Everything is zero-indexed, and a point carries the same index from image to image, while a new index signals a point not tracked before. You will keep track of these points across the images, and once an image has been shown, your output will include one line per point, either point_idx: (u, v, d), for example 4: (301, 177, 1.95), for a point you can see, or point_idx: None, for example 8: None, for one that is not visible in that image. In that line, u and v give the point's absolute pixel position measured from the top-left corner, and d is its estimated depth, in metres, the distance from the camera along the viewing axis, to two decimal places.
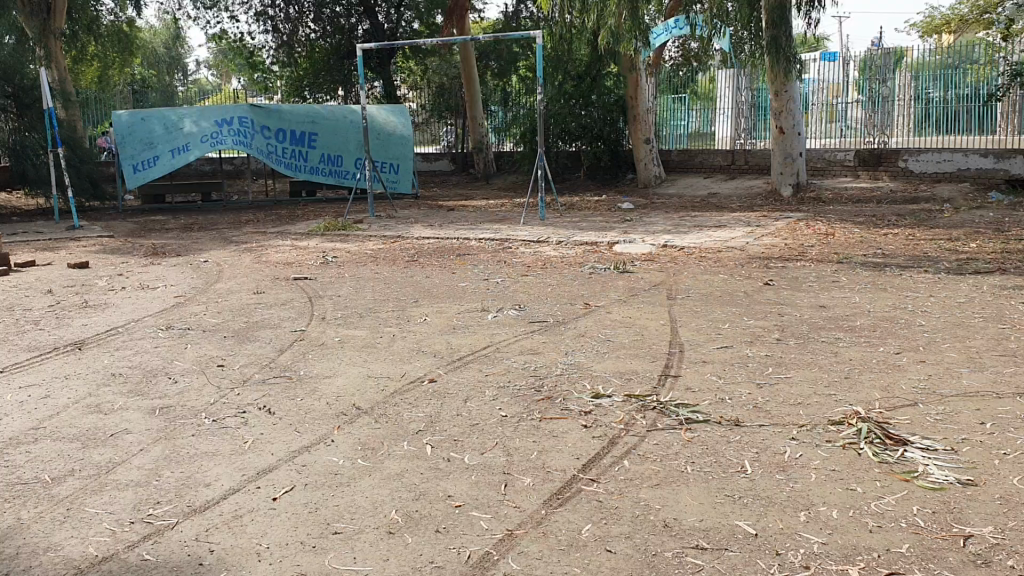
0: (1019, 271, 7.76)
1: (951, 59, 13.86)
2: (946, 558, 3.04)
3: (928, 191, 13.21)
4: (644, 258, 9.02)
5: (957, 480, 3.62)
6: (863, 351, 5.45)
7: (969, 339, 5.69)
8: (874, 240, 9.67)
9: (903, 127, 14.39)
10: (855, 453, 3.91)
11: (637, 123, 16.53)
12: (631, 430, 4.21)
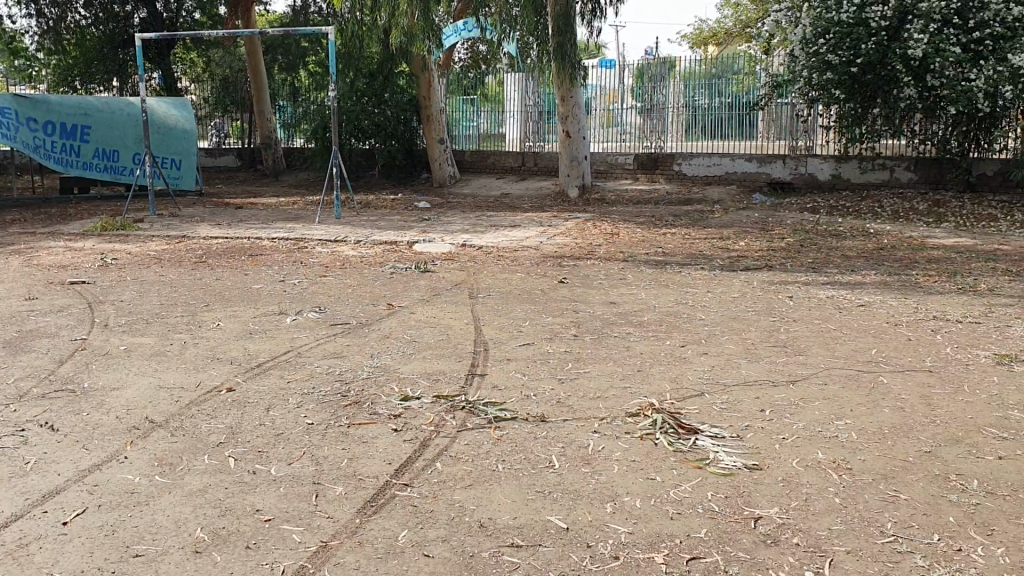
0: (785, 268, 8.41)
1: (717, 69, 14.72)
2: (740, 540, 3.24)
3: (701, 193, 14.08)
4: (442, 257, 9.07)
5: (744, 465, 3.88)
6: (652, 345, 5.73)
7: (744, 331, 6.11)
8: (656, 239, 10.19)
9: (676, 133, 15.12)
10: (652, 443, 4.10)
11: (430, 123, 16.67)
12: (441, 431, 4.22)
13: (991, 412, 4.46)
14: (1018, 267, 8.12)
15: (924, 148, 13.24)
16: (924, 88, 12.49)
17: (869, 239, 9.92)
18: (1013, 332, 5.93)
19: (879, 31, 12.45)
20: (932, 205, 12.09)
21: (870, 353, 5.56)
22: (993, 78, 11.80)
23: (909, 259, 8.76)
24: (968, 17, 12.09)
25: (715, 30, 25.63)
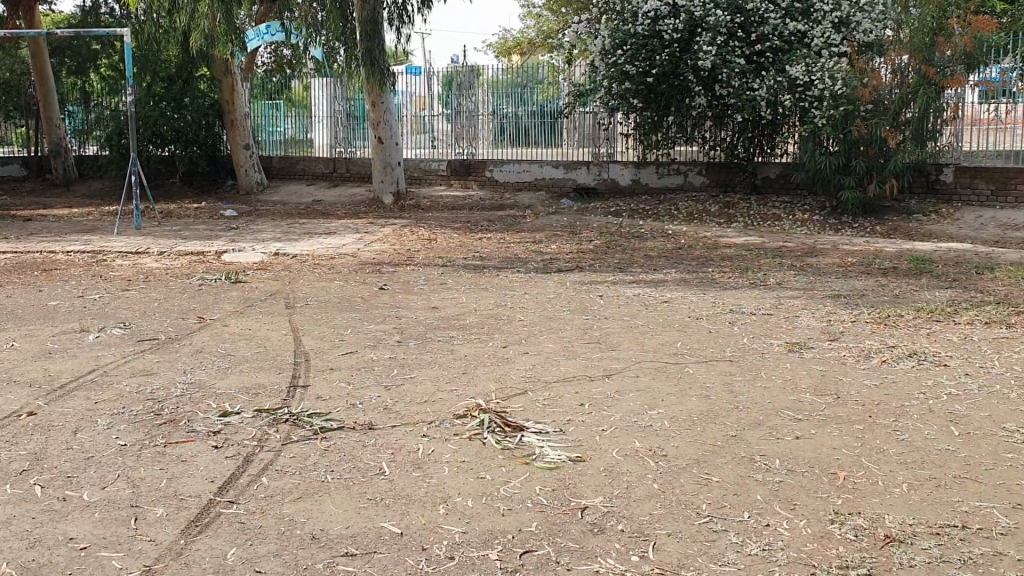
0: (595, 269, 8.74)
1: (521, 78, 15.08)
2: (569, 530, 3.36)
3: (512, 199, 14.37)
4: (256, 267, 8.83)
5: (568, 458, 4.01)
6: (474, 348, 5.82)
7: (561, 330, 6.30)
8: (472, 243, 10.33)
9: (485, 139, 15.46)
10: (480, 443, 4.17)
11: (235, 128, 16.15)
12: (265, 445, 4.12)
13: (787, 397, 4.80)
14: (802, 263, 8.77)
15: (714, 153, 13.85)
16: (714, 97, 13.18)
17: (670, 240, 10.45)
18: (802, 322, 6.41)
19: (672, 43, 12.93)
20: (723, 206, 12.88)
21: (678, 346, 5.85)
22: (774, 88, 12.52)
23: (706, 258, 9.27)
24: (750, 31, 12.73)
25: (519, 40, 26.19)
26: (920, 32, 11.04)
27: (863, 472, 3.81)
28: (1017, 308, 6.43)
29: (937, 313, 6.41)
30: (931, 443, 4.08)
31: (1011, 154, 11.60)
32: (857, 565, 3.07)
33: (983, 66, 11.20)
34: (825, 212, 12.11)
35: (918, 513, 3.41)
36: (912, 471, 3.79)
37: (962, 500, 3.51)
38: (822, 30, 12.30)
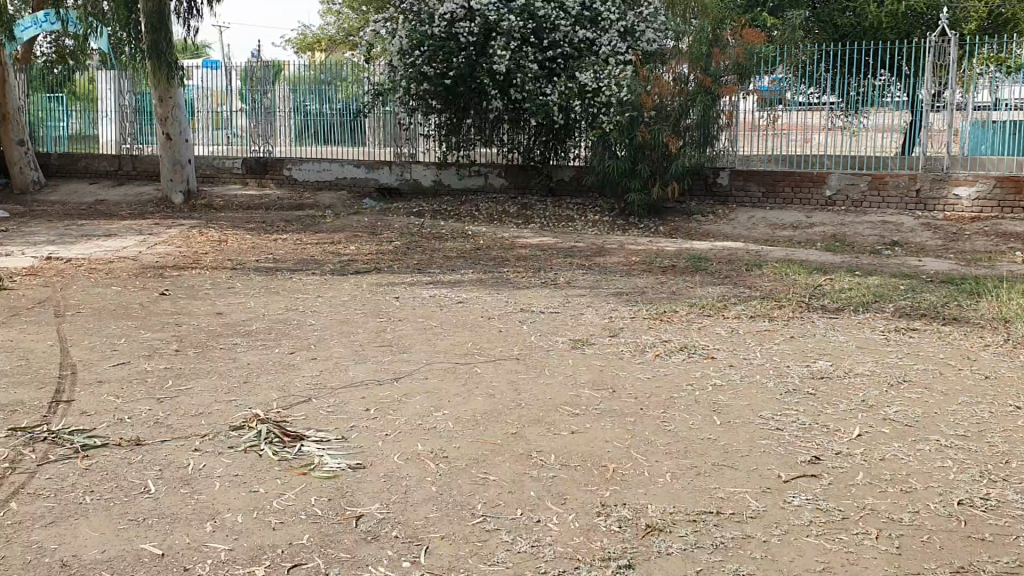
0: (391, 270, 8.70)
1: (323, 76, 14.79)
2: (341, 540, 3.31)
3: (311, 199, 14.08)
4: (25, 272, 8.21)
5: (347, 466, 3.95)
6: (258, 355, 5.64)
7: (352, 334, 6.22)
8: (266, 245, 10.04)
9: (286, 137, 15.15)
10: (257, 455, 4.04)
11: (7, 122, 14.96)
12: (18, 467, 3.82)
13: (567, 392, 4.95)
14: (590, 262, 9.09)
15: (512, 156, 14.03)
16: (508, 101, 13.33)
17: (467, 241, 10.55)
18: (586, 319, 6.63)
19: (468, 47, 13.02)
20: (520, 207, 13.16)
21: (466, 346, 5.92)
22: (566, 94, 12.80)
23: (502, 258, 9.43)
24: (543, 37, 12.94)
25: (320, 37, 25.70)
26: (697, 41, 11.74)
27: (631, 464, 3.97)
28: (780, 302, 6.91)
29: (709, 308, 6.79)
30: (694, 433, 4.31)
31: (783, 160, 12.40)
32: (620, 556, 3.18)
33: (755, 74, 12.08)
34: (615, 213, 12.61)
35: (679, 501, 3.59)
36: (676, 461, 3.99)
37: (719, 486, 3.72)
38: (609, 39, 12.76)
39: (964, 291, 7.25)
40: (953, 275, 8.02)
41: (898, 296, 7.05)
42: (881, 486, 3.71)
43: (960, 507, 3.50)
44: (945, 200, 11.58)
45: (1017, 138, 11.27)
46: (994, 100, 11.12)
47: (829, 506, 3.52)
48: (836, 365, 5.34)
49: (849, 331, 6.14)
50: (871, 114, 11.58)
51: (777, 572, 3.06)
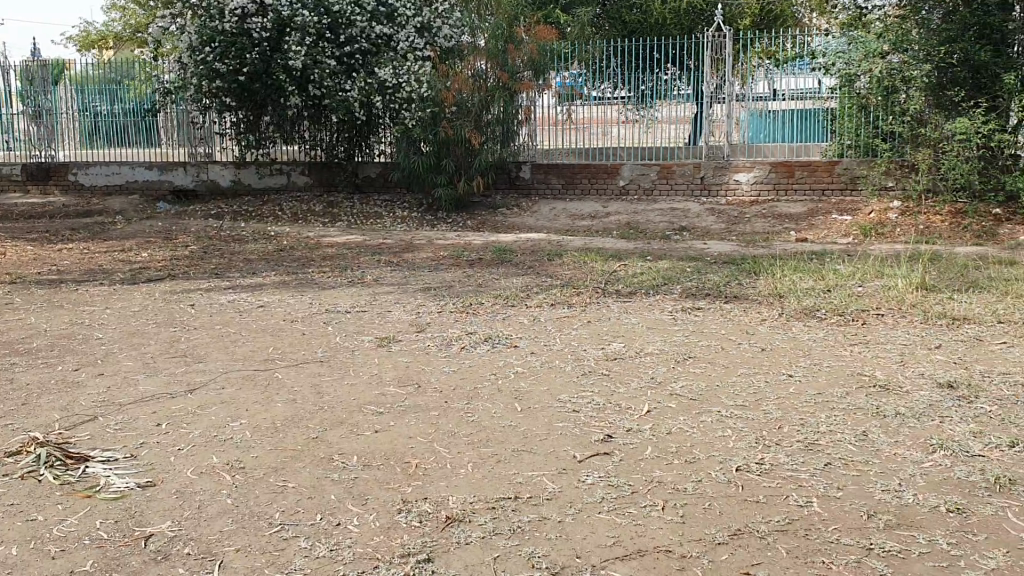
0: (188, 276, 8.35)
1: (111, 74, 14.01)
2: (128, 563, 3.16)
3: (100, 204, 13.31)
4: None
5: (136, 485, 3.77)
6: (38, 374, 5.28)
7: (143, 345, 5.94)
8: (49, 256, 9.41)
9: (72, 140, 14.27)
10: (34, 481, 3.79)
11: None
12: None
13: (371, 391, 4.92)
14: (397, 259, 9.07)
15: (315, 153, 13.70)
16: (307, 98, 13.03)
17: (270, 242, 10.28)
18: (391, 316, 6.61)
19: (262, 42, 12.63)
20: (325, 206, 12.96)
21: (267, 351, 5.77)
22: (365, 90, 12.69)
23: (306, 258, 9.26)
24: (339, 32, 12.73)
25: (103, 34, 24.32)
26: (492, 37, 11.95)
27: (433, 457, 4.00)
28: (578, 289, 7.15)
29: (512, 298, 6.93)
30: (495, 421, 4.39)
31: (580, 153, 12.79)
32: (418, 551, 3.20)
33: (552, 70, 12.45)
34: (422, 209, 12.64)
35: (479, 490, 3.65)
36: (476, 451, 4.05)
37: (518, 472, 3.81)
38: (405, 35, 12.79)
39: (744, 270, 7.74)
40: (735, 256, 8.56)
41: (686, 277, 7.45)
42: (669, 458, 3.91)
43: (736, 473, 3.74)
44: (726, 185, 12.29)
45: (789, 125, 12.07)
46: (772, 91, 11.83)
47: (620, 482, 3.68)
48: (629, 347, 5.58)
49: (642, 313, 6.43)
50: (662, 107, 12.15)
51: (570, 551, 3.17)
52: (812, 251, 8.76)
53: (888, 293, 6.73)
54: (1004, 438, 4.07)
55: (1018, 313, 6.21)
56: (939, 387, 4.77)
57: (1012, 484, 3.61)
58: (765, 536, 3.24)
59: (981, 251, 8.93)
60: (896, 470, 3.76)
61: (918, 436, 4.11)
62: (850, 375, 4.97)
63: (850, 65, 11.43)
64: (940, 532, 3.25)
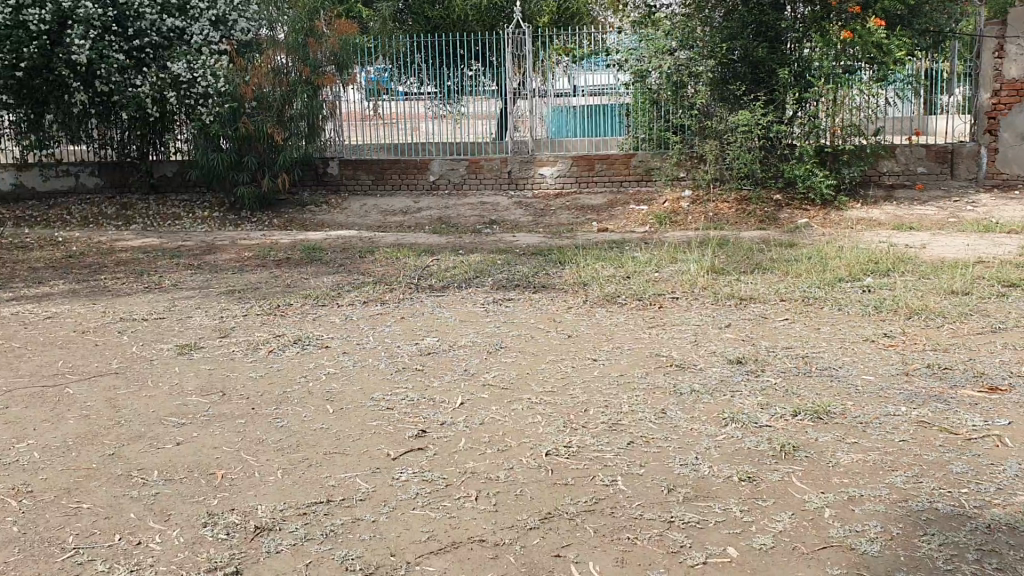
0: None
1: None
2: None
3: None
4: None
5: None
6: None
7: None
8: None
9: None
10: None
11: None
12: None
13: (172, 402, 4.70)
14: (198, 261, 8.71)
15: (104, 153, 13.02)
16: (94, 94, 12.02)
17: (58, 248, 9.63)
18: (194, 322, 6.35)
19: (40, 36, 11.22)
20: (119, 208, 12.30)
21: (55, 365, 5.41)
22: (157, 85, 11.82)
23: (99, 264, 8.74)
24: (126, 25, 11.67)
25: None
26: (293, 30, 11.80)
27: (240, 467, 3.87)
28: (390, 286, 7.11)
29: (321, 298, 6.81)
30: (306, 424, 4.31)
31: (388, 147, 12.79)
32: (226, 564, 3.09)
33: (357, 64, 12.35)
34: (224, 209, 12.25)
35: (290, 497, 3.56)
36: (285, 457, 3.95)
37: (330, 474, 3.75)
38: (200, 28, 11.91)
39: (551, 260, 7.95)
40: (542, 247, 8.77)
41: (495, 270, 7.56)
42: (481, 449, 3.96)
43: (547, 458, 3.84)
44: (532, 178, 12.62)
45: (589, 120, 12.44)
46: (572, 87, 12.20)
47: (433, 476, 3.69)
48: (442, 341, 5.61)
49: (453, 307, 6.48)
50: (469, 103, 12.30)
51: (384, 550, 3.15)
52: (612, 240, 9.11)
53: (682, 277, 7.10)
54: (787, 408, 4.39)
55: (796, 291, 6.71)
56: (729, 362, 5.08)
57: (795, 449, 3.90)
58: (574, 517, 3.35)
59: (765, 235, 9.57)
60: (693, 444, 3.97)
61: (712, 411, 4.36)
62: (650, 356, 5.20)
63: (642, 61, 11.80)
64: (734, 500, 3.47)
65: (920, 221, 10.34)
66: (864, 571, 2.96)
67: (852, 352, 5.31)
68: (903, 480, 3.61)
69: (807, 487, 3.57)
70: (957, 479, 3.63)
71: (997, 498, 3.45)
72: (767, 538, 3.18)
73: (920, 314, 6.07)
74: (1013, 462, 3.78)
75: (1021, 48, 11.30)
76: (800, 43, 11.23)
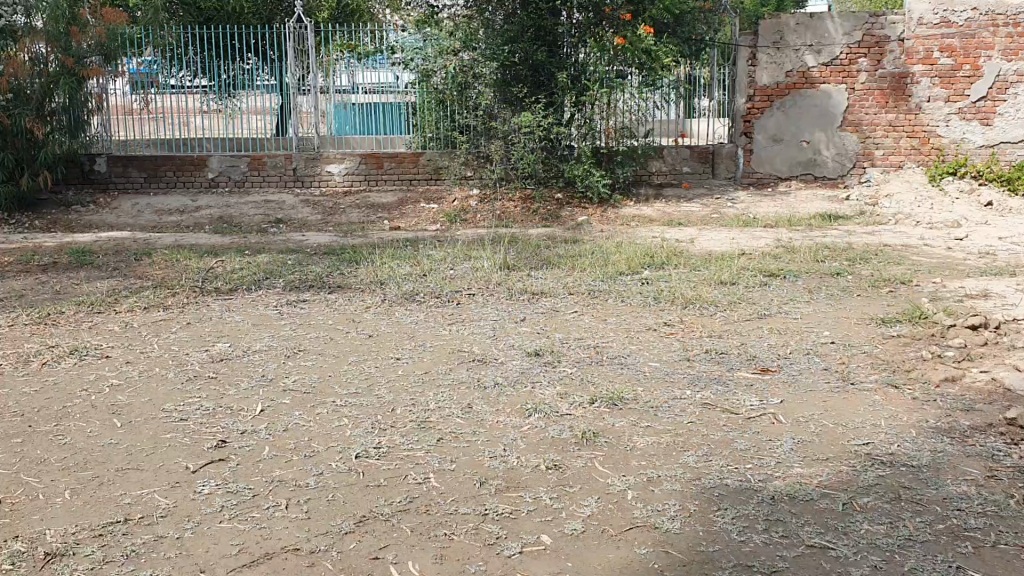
0: None
1: None
2: None
3: None
4: None
5: None
6: None
7: None
8: None
9: None
10: None
11: None
12: None
13: None
14: None
15: None
16: None
17: None
18: None
19: None
20: None
21: None
22: None
23: None
24: None
25: None
26: (52, 17, 10.87)
27: (21, 490, 3.56)
28: (173, 290, 6.75)
29: (97, 304, 6.36)
30: (93, 442, 4.01)
31: (161, 144, 12.22)
32: None
33: (122, 56, 11.68)
34: None
35: (81, 519, 3.32)
36: (72, 476, 3.66)
37: (124, 493, 3.52)
38: None
39: (344, 259, 7.84)
40: (333, 247, 8.64)
41: (287, 270, 7.37)
42: (286, 456, 3.85)
43: (356, 461, 3.80)
44: (319, 176, 12.34)
45: (370, 117, 12.36)
46: (352, 84, 12.10)
47: (239, 487, 3.55)
48: (236, 346, 5.39)
49: (245, 310, 6.25)
50: (244, 97, 11.90)
51: (192, 567, 3.00)
52: (405, 238, 9.11)
53: (475, 274, 7.20)
54: (585, 396, 4.56)
55: (583, 285, 6.98)
56: (527, 355, 5.22)
57: (595, 436, 4.07)
58: (389, 518, 3.33)
59: (550, 232, 9.90)
60: (500, 437, 4.05)
61: (515, 403, 4.47)
62: (451, 353, 5.25)
63: (427, 61, 11.86)
64: (543, 488, 3.57)
65: (688, 217, 11.04)
66: (668, 547, 3.14)
67: (637, 341, 5.60)
68: (694, 459, 3.86)
69: (609, 471, 3.74)
70: (742, 455, 3.92)
71: (778, 471, 3.76)
72: (578, 523, 3.30)
73: (695, 303, 6.49)
74: (787, 438, 4.12)
75: (771, 58, 12.33)
76: (577, 47, 11.63)
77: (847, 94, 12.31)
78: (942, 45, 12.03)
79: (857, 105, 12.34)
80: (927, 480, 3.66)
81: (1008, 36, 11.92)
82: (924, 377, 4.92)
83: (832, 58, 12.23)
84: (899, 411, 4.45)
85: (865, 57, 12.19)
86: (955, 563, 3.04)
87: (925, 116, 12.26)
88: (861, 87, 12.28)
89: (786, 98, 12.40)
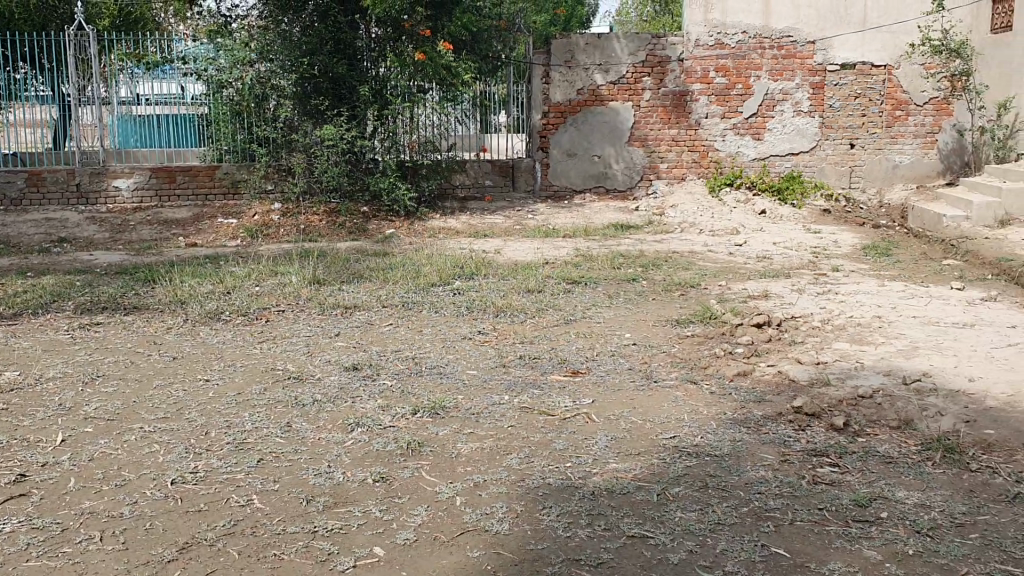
0: None
1: None
2: None
3: None
4: None
5: None
6: None
7: None
8: None
9: None
10: None
11: None
12: None
13: None
14: None
15: None
16: None
17: None
18: None
19: None
20: None
21: None
22: None
23: None
24: None
25: None
26: None
27: None
28: None
29: None
30: None
31: None
32: None
33: None
34: None
35: None
36: None
37: None
38: None
39: (139, 279, 7.45)
40: (126, 266, 8.19)
41: (77, 292, 6.92)
42: (94, 486, 3.65)
43: (172, 487, 3.65)
44: (104, 192, 11.70)
45: (158, 129, 11.83)
46: (135, 96, 11.49)
47: (45, 522, 3.33)
48: (26, 374, 5.03)
49: (33, 336, 5.83)
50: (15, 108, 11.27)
51: None
52: (204, 255, 8.77)
53: (283, 290, 7.05)
54: (407, 407, 4.59)
55: (396, 297, 7.00)
56: (345, 369, 5.18)
57: (420, 445, 4.10)
58: (213, 542, 3.23)
59: (356, 246, 9.84)
60: (324, 453, 4.01)
61: (335, 418, 4.43)
62: (265, 372, 5.13)
63: (221, 72, 11.39)
64: (372, 501, 3.57)
65: (490, 228, 11.29)
66: (500, 549, 3.23)
67: (452, 350, 5.68)
68: (517, 461, 3.98)
69: (436, 479, 3.79)
70: (561, 455, 4.08)
71: (596, 467, 3.94)
72: (409, 532, 3.33)
73: (505, 312, 6.66)
74: (601, 435, 4.32)
75: (564, 76, 12.82)
76: (376, 62, 11.62)
77: (633, 111, 12.99)
78: (717, 65, 12.94)
79: (643, 121, 13.06)
80: (729, 468, 3.95)
81: (774, 58, 12.97)
82: (719, 372, 5.30)
83: (619, 76, 12.86)
84: (699, 405, 4.77)
85: (649, 76, 12.92)
86: (760, 542, 3.30)
87: (703, 132, 13.14)
88: (646, 104, 13.00)
89: (578, 114, 12.94)
